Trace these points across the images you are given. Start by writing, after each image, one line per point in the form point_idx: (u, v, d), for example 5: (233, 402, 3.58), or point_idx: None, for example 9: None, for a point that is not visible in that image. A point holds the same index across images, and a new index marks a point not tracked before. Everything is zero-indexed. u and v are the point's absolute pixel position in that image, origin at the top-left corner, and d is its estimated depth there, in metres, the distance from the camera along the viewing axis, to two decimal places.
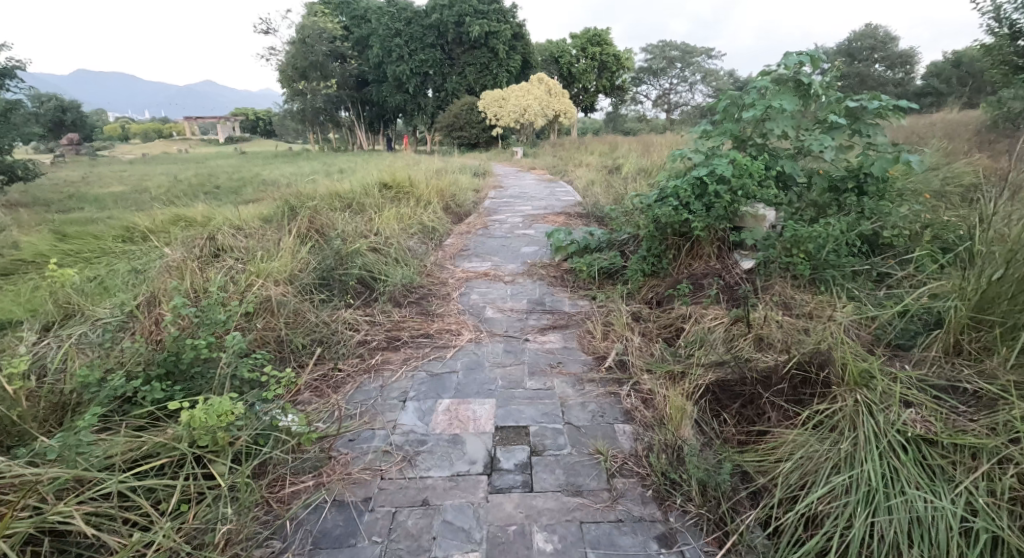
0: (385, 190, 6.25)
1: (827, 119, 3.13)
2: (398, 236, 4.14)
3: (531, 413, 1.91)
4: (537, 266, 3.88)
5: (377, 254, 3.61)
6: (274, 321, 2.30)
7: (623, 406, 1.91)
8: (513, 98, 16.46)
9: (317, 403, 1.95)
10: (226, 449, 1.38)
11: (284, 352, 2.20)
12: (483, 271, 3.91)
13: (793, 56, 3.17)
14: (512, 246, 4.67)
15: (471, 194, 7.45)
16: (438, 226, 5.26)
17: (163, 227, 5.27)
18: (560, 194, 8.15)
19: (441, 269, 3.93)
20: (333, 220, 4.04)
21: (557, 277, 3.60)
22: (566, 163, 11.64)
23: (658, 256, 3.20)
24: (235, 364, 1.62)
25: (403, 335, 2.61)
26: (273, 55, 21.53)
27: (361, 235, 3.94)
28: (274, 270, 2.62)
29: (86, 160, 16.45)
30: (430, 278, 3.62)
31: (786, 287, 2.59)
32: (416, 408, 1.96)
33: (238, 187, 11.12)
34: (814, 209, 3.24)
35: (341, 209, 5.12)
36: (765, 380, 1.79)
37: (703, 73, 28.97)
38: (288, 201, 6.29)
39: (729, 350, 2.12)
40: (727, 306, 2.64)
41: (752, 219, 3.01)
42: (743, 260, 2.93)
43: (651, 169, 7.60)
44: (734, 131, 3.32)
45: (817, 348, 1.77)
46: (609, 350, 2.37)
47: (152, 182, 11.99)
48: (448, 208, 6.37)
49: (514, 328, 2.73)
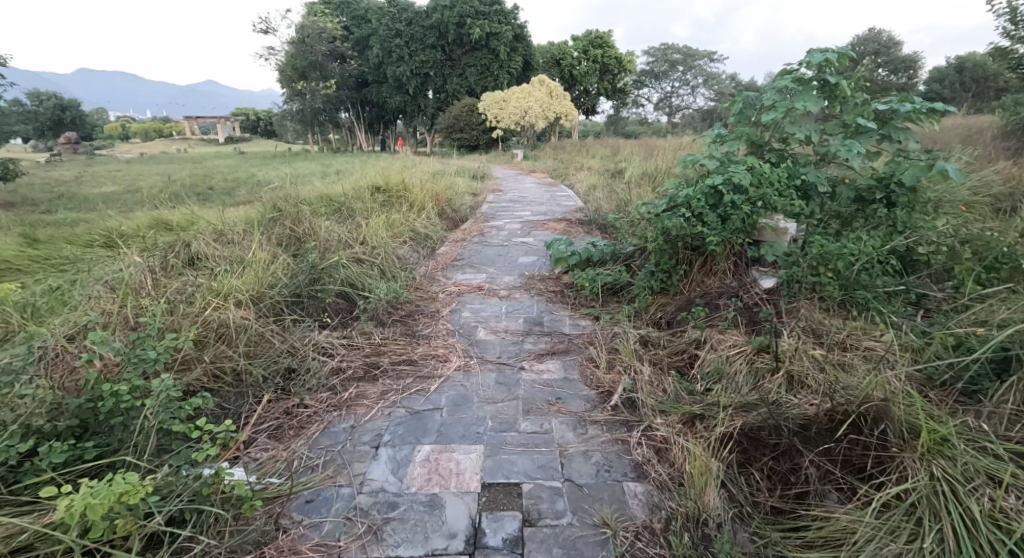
0: (378, 194, 5.96)
1: (855, 122, 2.83)
2: (386, 245, 3.85)
3: (523, 466, 1.62)
4: (535, 280, 3.59)
5: (362, 266, 3.34)
6: (231, 348, 2.01)
7: (633, 458, 1.62)
8: (514, 100, 16.21)
9: (274, 451, 1.67)
10: (130, 538, 1.10)
11: (241, 385, 1.92)
12: (476, 283, 3.64)
13: (816, 53, 2.86)
14: (509, 256, 4.38)
15: (468, 199, 7.17)
16: (432, 233, 4.98)
17: (142, 231, 4.98)
18: (561, 198, 7.88)
19: (432, 281, 3.65)
20: (316, 227, 3.76)
21: (556, 292, 3.31)
22: (567, 167, 11.36)
23: (667, 271, 2.92)
24: (161, 416, 1.33)
25: (383, 362, 2.32)
26: (272, 55, 21.29)
27: (346, 244, 3.65)
28: (238, 288, 2.33)
29: (81, 159, 16.17)
30: (419, 293, 3.34)
31: (816, 312, 2.31)
32: (388, 457, 1.67)
33: (231, 188, 10.83)
34: (838, 221, 2.96)
35: (328, 215, 4.84)
36: (801, 431, 1.50)
37: (704, 77, 28.76)
38: (277, 205, 6.01)
39: (756, 390, 1.83)
40: (746, 332, 2.36)
41: (773, 232, 2.73)
42: (762, 277, 2.64)
43: (654, 173, 7.32)
44: (751, 135, 3.03)
45: (867, 394, 1.48)
46: (615, 383, 2.08)
47: (145, 183, 11.72)
48: (443, 213, 6.09)
49: (509, 354, 2.44)
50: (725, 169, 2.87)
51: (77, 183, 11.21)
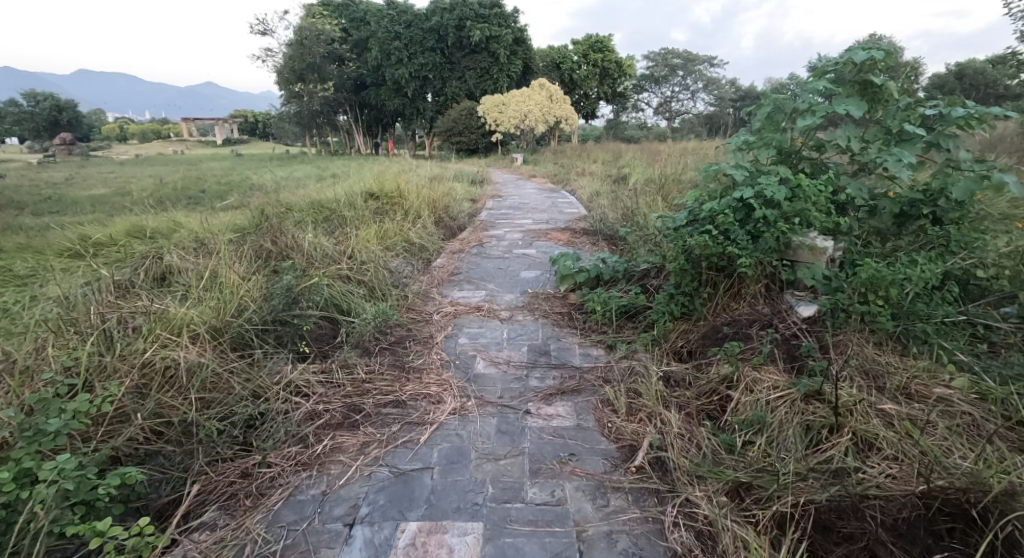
0: (372, 201, 5.64)
1: (901, 128, 2.52)
2: (377, 260, 3.54)
3: (533, 554, 1.30)
4: (540, 300, 3.27)
5: (348, 284, 3.01)
6: (182, 396, 1.69)
7: (669, 546, 1.31)
8: (513, 103, 15.98)
9: (224, 534, 1.36)
10: None
11: (189, 441, 1.59)
12: (474, 302, 3.33)
13: (858, 52, 2.54)
14: (510, 270, 4.06)
15: (467, 205, 6.86)
16: (428, 244, 4.68)
17: (118, 239, 4.67)
18: (563, 205, 7.61)
19: (425, 300, 3.33)
20: (301, 239, 3.44)
21: (562, 315, 2.99)
22: (568, 171, 11.06)
23: (689, 295, 2.61)
24: (54, 513, 1.06)
25: (366, 404, 2.00)
26: (270, 56, 20.99)
27: (331, 260, 3.35)
28: (196, 318, 2.00)
29: (75, 158, 15.94)
30: (411, 314, 3.03)
31: (871, 349, 2.00)
32: (365, 540, 1.34)
33: (225, 191, 10.52)
34: (880, 239, 2.65)
35: (318, 226, 4.52)
36: (894, 524, 1.20)
37: (704, 81, 28.61)
38: (265, 211, 5.68)
39: (813, 454, 1.51)
40: (787, 372, 2.04)
41: (810, 252, 2.41)
42: (799, 304, 2.33)
43: (660, 180, 7.04)
44: (782, 143, 2.70)
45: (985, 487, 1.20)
46: (639, 435, 1.76)
47: (138, 185, 11.40)
48: (440, 221, 5.78)
49: (512, 393, 2.12)
50: (755, 181, 2.56)
51: (67, 184, 10.90)
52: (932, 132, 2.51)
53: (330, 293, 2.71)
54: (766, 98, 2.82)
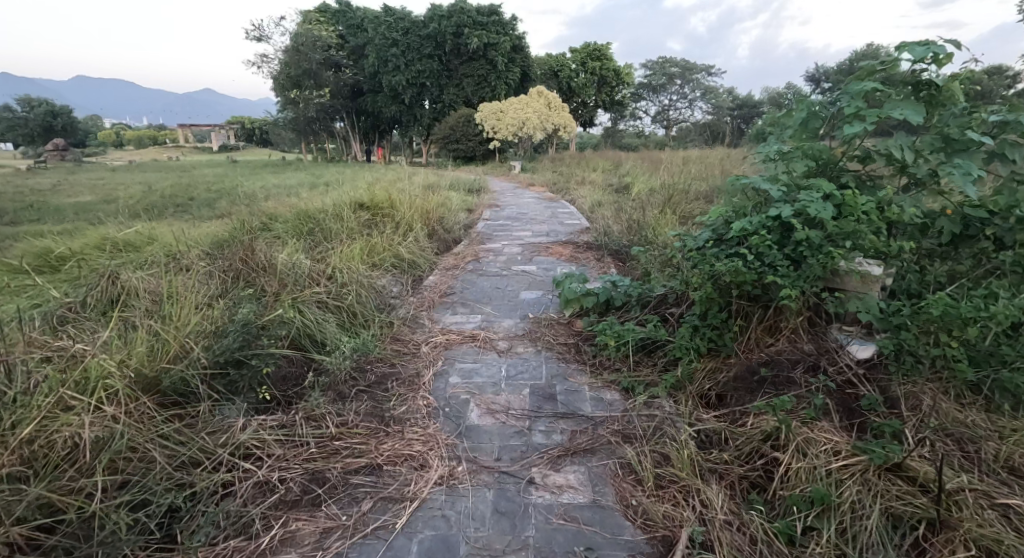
0: (361, 213, 5.29)
1: (964, 135, 2.15)
2: (361, 281, 3.18)
3: None
4: (542, 329, 2.91)
5: (324, 313, 2.65)
6: (85, 477, 1.35)
7: None
8: (512, 110, 15.71)
9: None
10: None
11: (87, 542, 1.25)
12: (469, 329, 2.98)
13: (914, 47, 2.18)
14: (509, 291, 3.71)
15: (462, 216, 6.51)
16: (420, 260, 4.33)
17: (84, 254, 4.31)
18: (563, 215, 7.29)
19: (414, 327, 2.96)
20: (276, 258, 3.08)
21: (569, 348, 2.63)
22: (568, 180, 10.73)
23: (716, 329, 2.26)
24: None
25: (332, 472, 1.63)
26: (266, 62, 20.69)
27: (309, 281, 2.98)
28: (116, 366, 1.64)
29: (67, 164, 15.66)
30: (395, 345, 2.66)
31: (950, 408, 1.66)
32: None
33: (214, 199, 10.12)
34: (933, 263, 2.30)
35: (300, 243, 4.17)
36: None
37: (702, 90, 28.51)
38: (247, 223, 5.32)
39: None
40: (844, 432, 1.70)
41: (860, 281, 2.06)
42: (852, 343, 1.97)
43: (666, 190, 6.71)
44: (822, 152, 2.35)
45: None
46: (675, 523, 1.44)
47: (127, 192, 11.01)
48: (434, 234, 5.41)
49: (513, 455, 1.75)
50: (795, 198, 2.22)
51: (53, 190, 10.48)
52: (995, 139, 2.17)
53: (300, 325, 2.34)
54: (798, 101, 2.48)
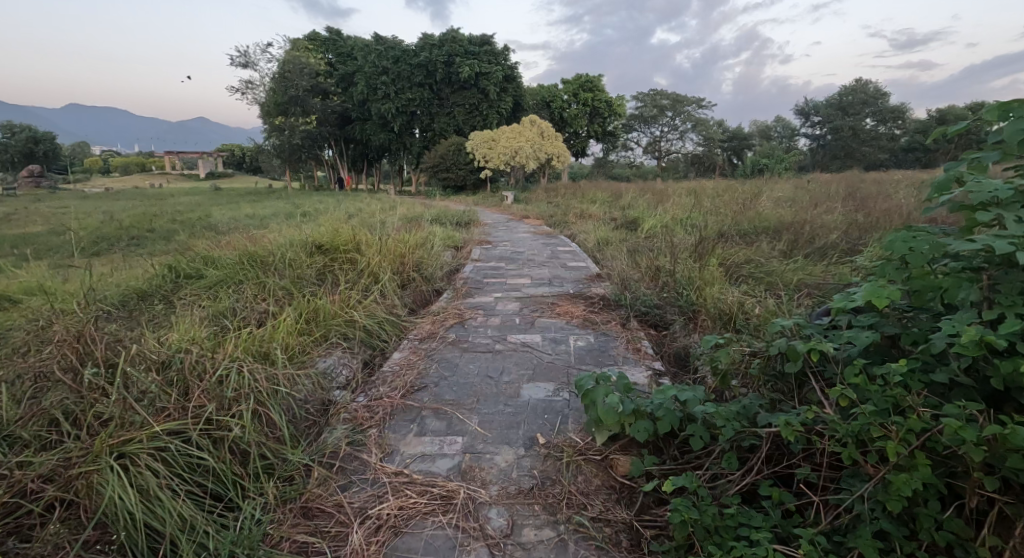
0: (317, 258, 4.14)
1: None
2: (269, 382, 2.01)
3: None
4: (563, 480, 1.73)
5: (166, 474, 1.48)
6: None
7: None
8: (504, 139, 14.84)
9: None
10: None
11: None
12: (441, 471, 1.80)
13: None
14: (504, 384, 2.53)
15: (446, 258, 5.37)
16: (384, 330, 3.18)
17: None
18: (565, 255, 6.21)
19: (348, 474, 1.79)
20: (131, 353, 1.91)
21: (615, 538, 1.48)
22: (565, 213, 9.67)
23: (935, 548, 1.12)
24: None
25: None
26: (251, 89, 19.82)
27: (174, 392, 1.81)
28: None
29: (40, 191, 14.77)
30: (307, 533, 1.50)
31: None
32: None
33: (173, 230, 8.94)
34: None
35: (218, 310, 3.01)
36: None
37: (694, 122, 28.18)
38: (170, 269, 4.14)
39: None
40: None
41: None
42: None
43: (686, 229, 5.68)
44: None
45: None
46: None
47: (80, 222, 9.78)
48: (408, 284, 4.28)
49: None
50: None
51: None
52: None
53: (103, 509, 1.36)
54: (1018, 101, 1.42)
